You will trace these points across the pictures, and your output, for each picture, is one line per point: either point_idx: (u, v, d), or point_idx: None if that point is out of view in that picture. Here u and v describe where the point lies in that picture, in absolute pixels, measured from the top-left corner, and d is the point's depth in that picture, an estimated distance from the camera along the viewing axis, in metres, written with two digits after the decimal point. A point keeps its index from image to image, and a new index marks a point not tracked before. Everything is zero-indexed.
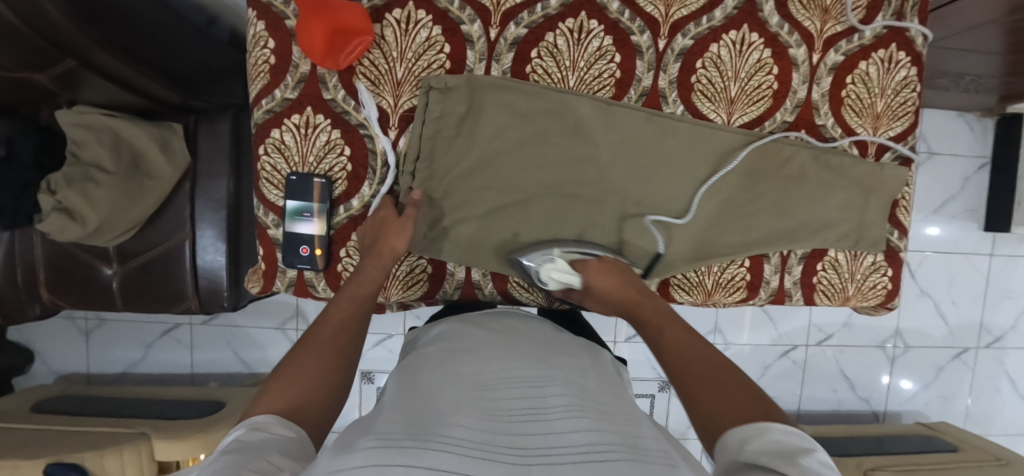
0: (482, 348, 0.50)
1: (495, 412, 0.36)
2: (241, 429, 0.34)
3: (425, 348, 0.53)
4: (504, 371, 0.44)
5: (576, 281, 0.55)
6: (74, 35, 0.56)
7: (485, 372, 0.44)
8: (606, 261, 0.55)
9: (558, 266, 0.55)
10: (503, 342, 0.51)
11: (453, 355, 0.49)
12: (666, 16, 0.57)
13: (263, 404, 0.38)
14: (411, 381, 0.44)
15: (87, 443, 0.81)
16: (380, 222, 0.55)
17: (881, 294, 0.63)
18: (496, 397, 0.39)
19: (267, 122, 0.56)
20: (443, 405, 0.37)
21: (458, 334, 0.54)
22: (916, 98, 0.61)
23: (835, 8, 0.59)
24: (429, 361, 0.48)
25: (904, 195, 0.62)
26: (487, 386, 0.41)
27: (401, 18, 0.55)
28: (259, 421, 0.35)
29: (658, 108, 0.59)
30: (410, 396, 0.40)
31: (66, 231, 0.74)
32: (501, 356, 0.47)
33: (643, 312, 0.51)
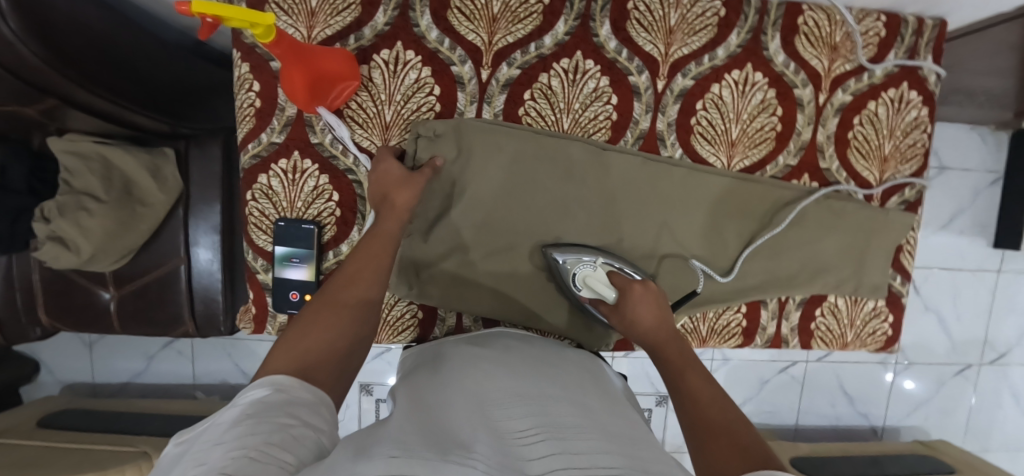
0: (483, 366, 0.47)
1: (506, 429, 0.33)
2: (261, 388, 0.32)
3: (417, 371, 0.50)
4: (513, 385, 0.41)
5: (611, 297, 0.52)
6: (53, 78, 0.55)
7: (484, 388, 0.41)
8: (652, 293, 0.52)
9: (599, 279, 0.53)
10: (507, 362, 0.48)
11: (460, 375, 0.45)
12: (666, 56, 0.55)
13: (276, 358, 0.37)
14: (415, 400, 0.40)
15: (90, 462, 0.83)
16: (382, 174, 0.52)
17: (881, 340, 0.62)
18: (500, 412, 0.36)
19: (253, 167, 0.55)
20: (454, 423, 0.34)
21: (462, 355, 0.51)
22: (927, 139, 0.59)
23: (844, 46, 0.56)
24: (431, 380, 0.45)
25: (908, 240, 0.60)
26: (494, 401, 0.38)
27: (389, 58, 0.54)
28: (281, 381, 0.33)
29: (656, 152, 0.57)
30: (414, 413, 0.37)
31: (62, 259, 0.74)
32: (509, 376, 0.44)
33: (669, 352, 0.48)
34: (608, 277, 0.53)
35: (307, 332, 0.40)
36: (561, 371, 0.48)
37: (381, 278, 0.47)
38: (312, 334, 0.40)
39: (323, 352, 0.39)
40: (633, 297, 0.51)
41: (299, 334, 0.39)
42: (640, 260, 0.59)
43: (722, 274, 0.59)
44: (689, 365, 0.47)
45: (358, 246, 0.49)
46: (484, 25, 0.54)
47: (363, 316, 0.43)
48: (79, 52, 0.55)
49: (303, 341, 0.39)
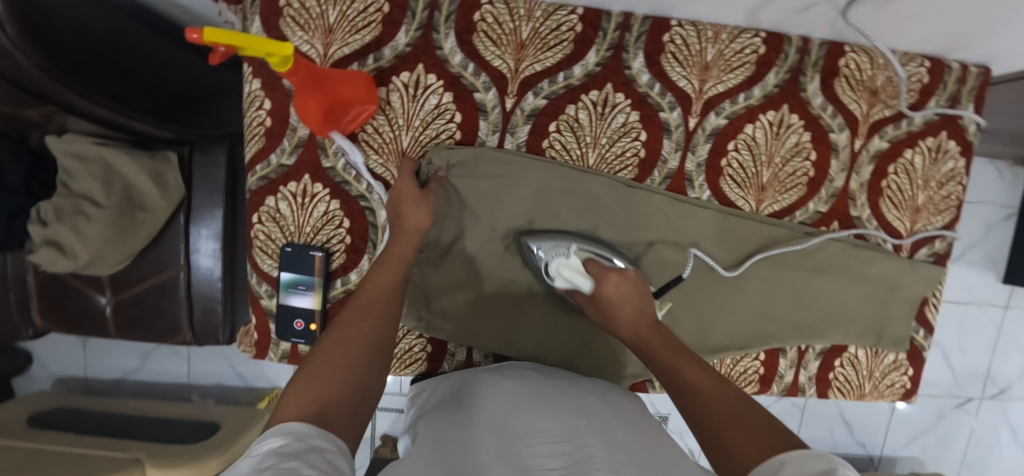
0: (500, 398, 0.44)
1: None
2: (278, 437, 0.29)
3: (436, 408, 0.46)
4: (536, 418, 0.38)
5: (586, 285, 0.50)
6: (54, 89, 0.52)
7: (504, 423, 0.38)
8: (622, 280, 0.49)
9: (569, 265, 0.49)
10: (522, 388, 0.46)
11: (473, 405, 0.43)
12: (700, 92, 0.52)
13: (288, 403, 0.33)
14: (432, 438, 0.38)
15: (80, 467, 0.81)
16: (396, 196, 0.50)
17: (899, 392, 0.61)
18: (530, 457, 0.33)
19: (261, 189, 0.52)
20: (474, 463, 0.30)
21: (475, 383, 0.48)
22: (961, 191, 0.57)
23: (885, 90, 0.54)
24: (446, 414, 0.43)
25: (935, 293, 0.58)
26: (523, 439, 0.35)
27: (409, 82, 0.51)
28: (296, 430, 0.30)
29: (683, 193, 0.55)
30: (430, 459, 0.33)
31: (58, 264, 0.72)
32: (524, 403, 0.42)
33: (654, 347, 0.45)
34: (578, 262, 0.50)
35: (319, 372, 0.37)
36: (584, 399, 0.44)
37: (391, 306, 0.45)
38: (324, 373, 0.37)
39: (337, 394, 0.35)
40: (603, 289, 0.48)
41: (311, 374, 0.36)
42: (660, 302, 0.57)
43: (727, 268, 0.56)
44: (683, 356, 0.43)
45: (369, 273, 0.48)
46: (511, 51, 0.51)
47: (371, 348, 0.41)
48: (81, 60, 0.52)
49: (315, 382, 0.36)
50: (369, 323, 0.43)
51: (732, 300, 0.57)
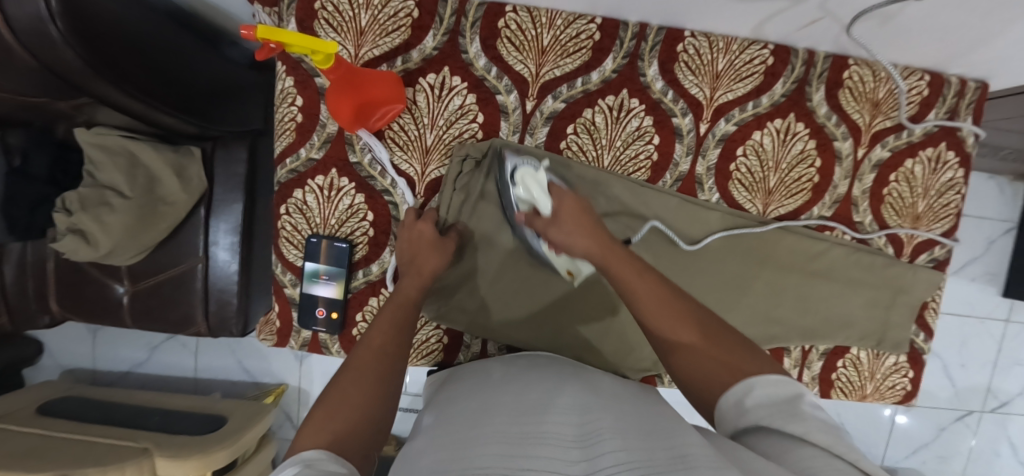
0: (515, 374, 0.46)
1: (563, 441, 0.32)
2: (293, 466, 0.32)
3: (460, 378, 0.49)
4: (544, 394, 0.40)
5: (546, 206, 0.48)
6: (95, 83, 0.54)
7: (519, 397, 0.39)
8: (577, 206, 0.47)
9: (538, 181, 0.48)
10: (536, 369, 0.47)
11: (485, 382, 0.45)
12: (711, 100, 0.55)
13: (306, 436, 0.36)
14: (445, 414, 0.40)
15: (90, 455, 0.82)
16: (414, 236, 0.52)
17: (900, 394, 0.62)
18: (547, 423, 0.34)
19: (290, 182, 0.54)
20: (474, 439, 0.32)
21: (491, 366, 0.50)
22: (960, 200, 0.59)
23: (887, 102, 0.56)
24: (462, 391, 0.45)
25: (934, 298, 0.60)
26: (536, 410, 0.36)
27: (435, 83, 0.53)
28: (309, 457, 0.33)
29: (693, 195, 0.57)
30: (443, 430, 0.36)
31: (80, 252, 0.74)
32: (535, 381, 0.43)
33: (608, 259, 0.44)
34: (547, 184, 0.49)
35: (336, 406, 0.39)
36: (593, 377, 0.45)
37: (402, 340, 0.47)
38: (339, 409, 0.39)
39: (351, 426, 0.38)
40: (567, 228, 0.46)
41: (327, 411, 0.39)
42: None
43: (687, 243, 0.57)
44: (659, 298, 0.42)
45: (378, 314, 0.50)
46: (533, 56, 0.53)
47: (385, 381, 0.43)
48: (124, 58, 0.55)
49: (332, 419, 0.38)
50: (385, 354, 0.45)
51: (738, 302, 0.59)
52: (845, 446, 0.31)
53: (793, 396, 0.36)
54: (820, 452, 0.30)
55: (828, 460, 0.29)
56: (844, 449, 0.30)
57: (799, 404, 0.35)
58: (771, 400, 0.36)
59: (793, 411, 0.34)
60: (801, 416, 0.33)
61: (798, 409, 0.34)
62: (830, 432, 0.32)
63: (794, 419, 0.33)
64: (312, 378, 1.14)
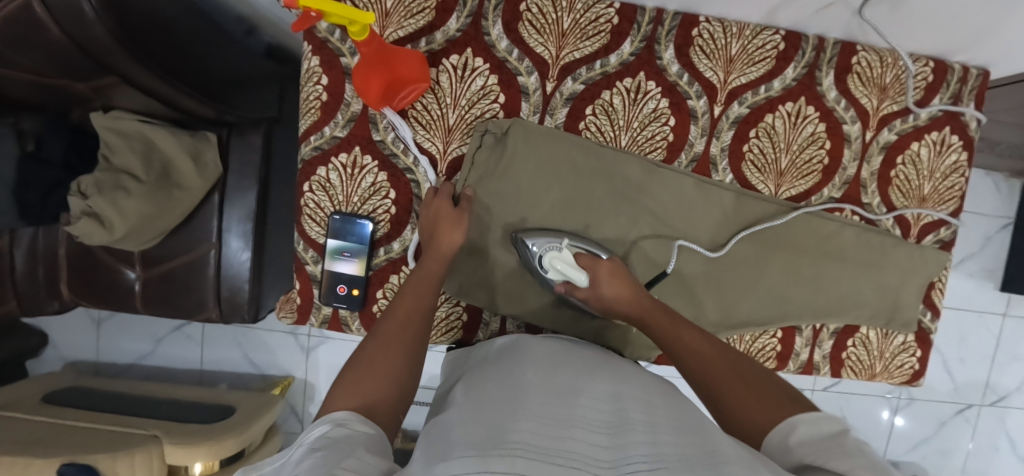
0: (542, 357, 0.46)
1: (592, 426, 0.32)
2: (325, 424, 0.34)
3: (483, 363, 0.49)
4: (573, 378, 0.40)
5: (580, 279, 0.52)
6: (121, 59, 0.54)
7: (554, 379, 0.39)
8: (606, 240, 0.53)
9: (565, 261, 0.52)
10: (564, 354, 0.47)
11: (518, 363, 0.45)
12: (724, 83, 0.57)
13: (337, 399, 0.37)
14: (477, 390, 0.40)
15: (99, 443, 0.81)
16: (433, 213, 0.53)
17: (907, 373, 0.64)
18: (578, 406, 0.34)
19: (314, 159, 0.55)
20: (509, 415, 0.32)
21: (520, 346, 0.50)
22: (963, 183, 0.61)
23: (893, 87, 0.58)
24: (494, 370, 0.45)
25: (940, 278, 0.62)
26: (569, 392, 0.36)
27: (458, 64, 0.55)
28: (340, 417, 0.34)
29: (707, 175, 0.59)
30: (474, 407, 0.36)
31: (95, 236, 0.74)
32: (566, 366, 0.43)
33: (651, 314, 0.50)
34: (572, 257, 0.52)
35: (364, 374, 0.40)
36: (617, 369, 0.45)
37: (426, 320, 0.48)
38: (368, 375, 0.40)
39: (379, 395, 0.39)
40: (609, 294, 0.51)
41: (357, 375, 0.40)
42: (683, 281, 0.60)
43: (710, 250, 0.59)
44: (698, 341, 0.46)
45: (401, 291, 0.50)
46: (553, 39, 0.55)
47: (411, 358, 0.44)
48: (148, 39, 0.54)
49: (361, 386, 0.39)
50: (410, 328, 0.46)
51: (751, 283, 0.60)
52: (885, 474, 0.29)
53: (836, 433, 0.34)
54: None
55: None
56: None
57: (843, 440, 0.33)
58: (812, 439, 0.34)
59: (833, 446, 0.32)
60: (841, 451, 0.32)
61: (841, 445, 0.33)
62: (875, 465, 0.30)
63: (833, 453, 0.31)
64: (318, 371, 1.14)
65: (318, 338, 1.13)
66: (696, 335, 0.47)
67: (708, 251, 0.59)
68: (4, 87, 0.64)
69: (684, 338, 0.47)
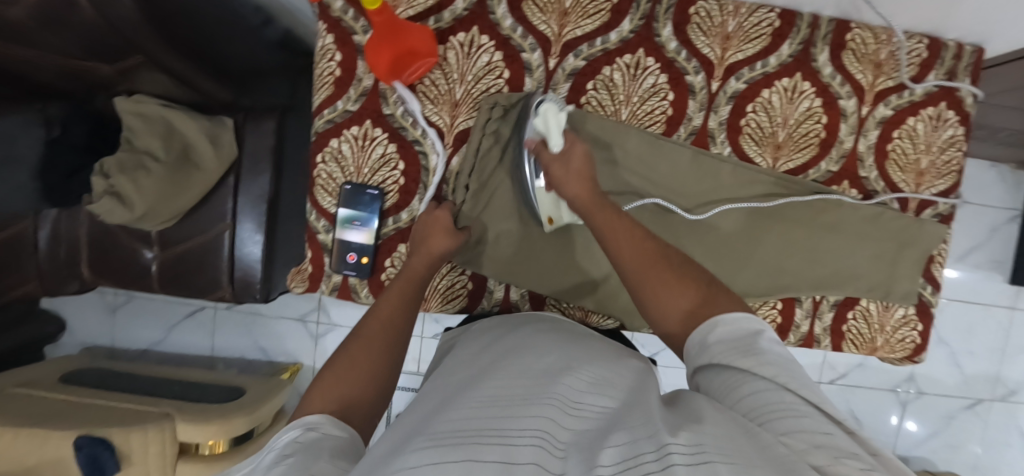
0: (523, 338, 0.45)
1: (565, 403, 0.31)
2: (295, 430, 0.35)
3: (468, 345, 0.50)
4: (550, 356, 0.39)
5: (556, 143, 0.51)
6: (149, 40, 0.58)
7: (535, 361, 0.38)
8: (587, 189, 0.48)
9: (558, 118, 0.51)
10: (549, 335, 0.46)
11: (495, 351, 0.44)
12: (722, 59, 0.59)
13: (314, 399, 0.39)
14: (452, 380, 0.39)
15: (112, 418, 0.84)
16: (429, 221, 0.56)
17: (909, 348, 0.65)
18: (557, 385, 0.32)
19: (327, 131, 0.58)
20: (473, 401, 0.31)
21: (501, 334, 0.49)
22: (961, 157, 0.62)
23: (888, 63, 0.60)
24: (472, 357, 0.44)
25: (940, 251, 0.63)
26: (549, 373, 0.35)
27: (464, 41, 0.57)
28: (312, 421, 0.36)
29: (706, 148, 0.61)
30: (443, 395, 0.36)
31: (114, 214, 0.76)
32: (550, 345, 0.42)
33: (595, 219, 0.47)
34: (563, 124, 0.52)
35: (343, 373, 0.42)
36: (597, 343, 0.46)
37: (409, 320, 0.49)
38: (347, 377, 0.41)
39: (357, 394, 0.41)
40: (574, 167, 0.49)
41: (335, 376, 0.41)
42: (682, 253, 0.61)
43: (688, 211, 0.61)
44: (642, 243, 0.44)
45: (384, 292, 0.52)
46: (556, 17, 0.57)
47: (389, 363, 0.45)
48: (176, 20, 0.57)
49: (339, 386, 0.40)
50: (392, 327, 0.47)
51: (750, 254, 0.62)
52: (791, 375, 0.30)
53: (754, 332, 0.35)
54: (769, 385, 0.30)
55: (774, 394, 0.29)
56: (789, 378, 0.30)
57: (758, 339, 0.34)
58: (728, 337, 0.35)
59: (748, 344, 0.34)
60: (750, 352, 0.32)
61: (752, 343, 0.34)
62: (780, 365, 0.31)
63: (744, 354, 0.32)
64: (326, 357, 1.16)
65: (326, 325, 1.15)
66: (631, 229, 0.45)
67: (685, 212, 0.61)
68: (36, 70, 0.67)
69: (619, 233, 0.45)
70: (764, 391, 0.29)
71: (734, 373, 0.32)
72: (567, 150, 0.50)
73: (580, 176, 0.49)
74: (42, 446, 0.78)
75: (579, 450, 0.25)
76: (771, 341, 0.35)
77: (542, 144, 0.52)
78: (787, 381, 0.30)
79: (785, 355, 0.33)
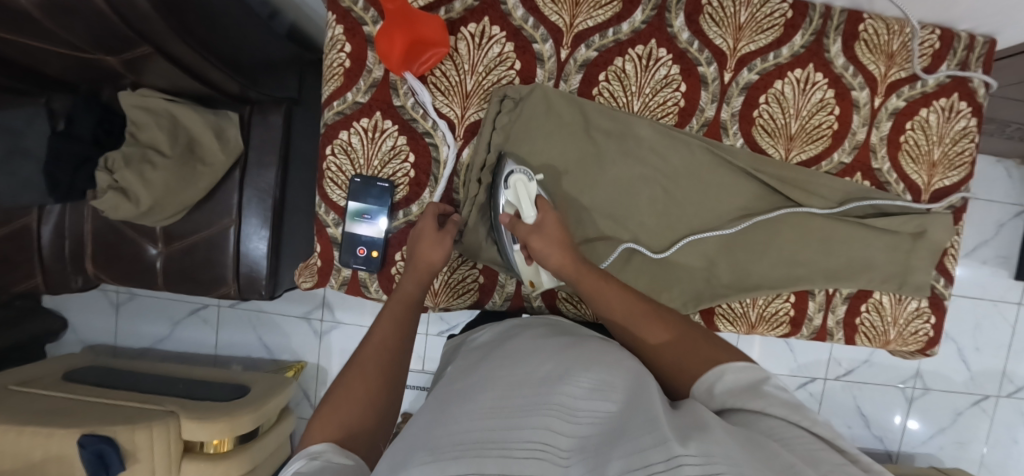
0: (522, 343, 0.44)
1: (564, 409, 0.30)
2: (300, 459, 0.35)
3: (465, 355, 0.48)
4: (548, 357, 0.38)
5: (529, 214, 0.53)
6: (161, 32, 0.55)
7: (535, 362, 0.37)
8: (561, 241, 0.51)
9: (528, 191, 0.54)
10: (551, 336, 0.46)
11: (494, 354, 0.43)
12: (734, 50, 0.58)
13: (315, 431, 0.39)
14: (453, 386, 0.39)
15: (117, 416, 0.83)
16: (419, 233, 0.56)
17: (922, 341, 0.65)
18: (557, 389, 0.31)
19: (336, 123, 0.57)
20: (471, 410, 0.30)
21: (503, 338, 0.49)
22: (973, 148, 0.62)
23: (901, 54, 0.59)
24: (473, 364, 0.44)
25: (953, 244, 0.63)
26: (548, 375, 0.34)
27: (475, 32, 0.56)
28: (316, 449, 0.36)
29: (718, 139, 0.60)
30: (440, 404, 0.35)
31: (121, 209, 0.76)
32: (550, 345, 0.41)
33: (584, 284, 0.49)
34: (535, 195, 0.55)
35: (342, 403, 0.41)
36: (599, 339, 0.45)
37: (404, 339, 0.49)
38: (347, 406, 0.41)
39: (358, 421, 0.40)
40: (549, 236, 0.51)
41: (335, 404, 0.41)
42: (694, 246, 0.61)
43: (655, 251, 0.61)
44: (628, 307, 0.46)
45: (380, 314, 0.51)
46: (567, 8, 0.56)
47: (390, 385, 0.44)
48: (185, 13, 0.56)
49: (340, 414, 0.40)
50: (390, 346, 0.47)
51: (764, 246, 0.61)
52: (800, 413, 0.31)
53: (760, 378, 0.36)
54: (783, 422, 0.31)
55: (787, 429, 0.30)
56: (800, 417, 0.31)
57: (763, 385, 0.35)
58: (738, 384, 0.36)
59: (755, 389, 0.35)
60: (759, 394, 0.33)
61: (758, 388, 0.35)
62: (788, 404, 0.32)
63: (755, 396, 0.33)
64: (330, 355, 1.15)
65: (330, 323, 1.14)
66: (617, 292, 0.47)
67: (653, 253, 0.61)
68: (41, 62, 0.67)
69: (606, 296, 0.47)
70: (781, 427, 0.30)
71: (746, 413, 0.33)
72: (541, 220, 0.52)
73: (556, 242, 0.51)
74: (46, 443, 0.77)
75: (582, 460, 0.25)
76: (777, 387, 0.35)
77: (516, 217, 0.54)
78: (799, 421, 0.31)
79: (796, 400, 0.34)
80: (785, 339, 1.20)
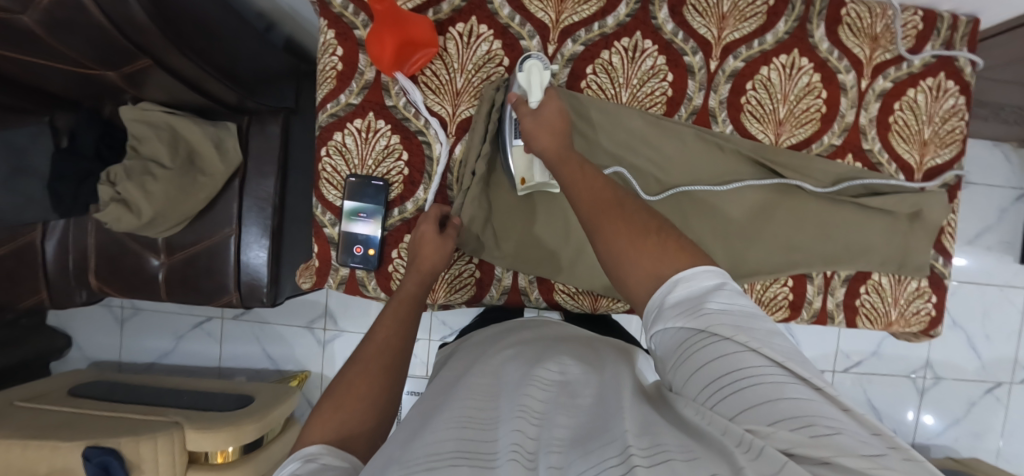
0: (501, 352, 0.44)
1: (536, 412, 0.31)
2: (295, 461, 0.35)
3: (456, 360, 0.49)
4: (521, 367, 0.38)
5: (535, 96, 0.52)
6: (160, 45, 0.57)
7: (509, 373, 0.38)
8: (559, 125, 0.48)
9: (541, 78, 0.52)
10: (531, 341, 0.46)
11: (473, 363, 0.44)
12: (719, 39, 0.59)
13: (312, 431, 0.39)
14: (434, 399, 0.39)
15: (122, 428, 0.83)
16: (420, 237, 0.56)
17: (925, 321, 0.64)
18: (528, 394, 0.32)
19: (330, 125, 0.59)
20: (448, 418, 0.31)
21: (488, 345, 0.49)
22: (964, 126, 0.62)
23: (884, 36, 0.60)
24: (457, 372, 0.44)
25: (949, 222, 0.63)
26: (520, 381, 0.35)
27: (463, 31, 0.58)
28: (311, 451, 0.35)
29: (707, 127, 0.61)
30: (421, 416, 0.35)
31: (123, 220, 0.78)
32: (524, 353, 0.42)
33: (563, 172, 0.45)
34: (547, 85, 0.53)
35: (339, 403, 0.41)
36: (590, 342, 0.46)
37: (404, 341, 0.49)
38: (347, 405, 0.41)
39: (357, 421, 0.40)
40: (544, 119, 0.48)
41: (334, 404, 0.41)
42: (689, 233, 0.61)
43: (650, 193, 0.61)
44: (605, 194, 0.42)
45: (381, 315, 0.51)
46: (552, 4, 0.58)
47: (391, 386, 0.44)
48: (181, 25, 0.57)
49: (339, 413, 0.40)
50: (389, 349, 0.47)
51: (758, 230, 0.61)
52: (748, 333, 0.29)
53: (717, 285, 0.33)
54: (731, 349, 0.28)
55: (730, 361, 0.27)
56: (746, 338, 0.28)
57: (719, 293, 0.32)
58: (689, 294, 0.32)
59: (700, 302, 0.31)
60: (704, 310, 0.30)
61: (708, 301, 0.31)
62: (738, 323, 0.29)
63: (695, 314, 0.30)
64: (334, 363, 1.15)
65: (333, 331, 1.14)
66: (596, 179, 0.43)
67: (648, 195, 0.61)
68: (45, 78, 0.69)
69: (581, 182, 0.43)
70: (722, 357, 0.28)
71: (688, 333, 0.30)
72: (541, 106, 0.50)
73: (552, 130, 0.48)
74: (52, 456, 0.77)
75: (554, 454, 0.25)
76: (734, 292, 0.32)
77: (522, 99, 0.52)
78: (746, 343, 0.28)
79: (747, 311, 0.31)
80: (789, 330, 1.19)
